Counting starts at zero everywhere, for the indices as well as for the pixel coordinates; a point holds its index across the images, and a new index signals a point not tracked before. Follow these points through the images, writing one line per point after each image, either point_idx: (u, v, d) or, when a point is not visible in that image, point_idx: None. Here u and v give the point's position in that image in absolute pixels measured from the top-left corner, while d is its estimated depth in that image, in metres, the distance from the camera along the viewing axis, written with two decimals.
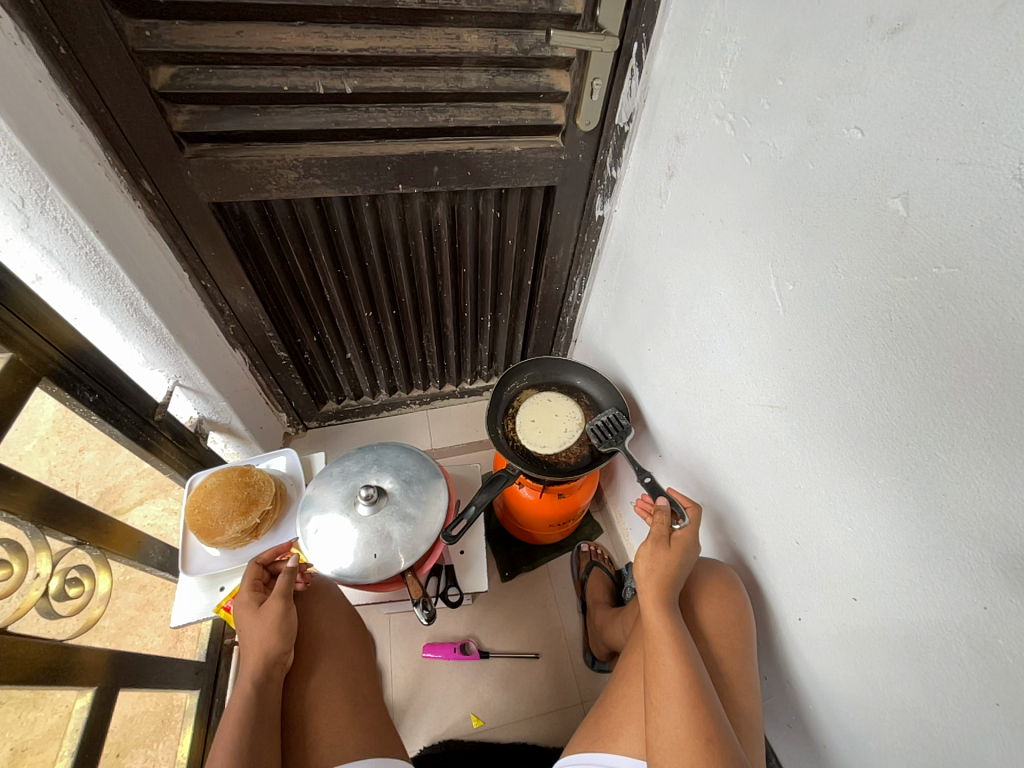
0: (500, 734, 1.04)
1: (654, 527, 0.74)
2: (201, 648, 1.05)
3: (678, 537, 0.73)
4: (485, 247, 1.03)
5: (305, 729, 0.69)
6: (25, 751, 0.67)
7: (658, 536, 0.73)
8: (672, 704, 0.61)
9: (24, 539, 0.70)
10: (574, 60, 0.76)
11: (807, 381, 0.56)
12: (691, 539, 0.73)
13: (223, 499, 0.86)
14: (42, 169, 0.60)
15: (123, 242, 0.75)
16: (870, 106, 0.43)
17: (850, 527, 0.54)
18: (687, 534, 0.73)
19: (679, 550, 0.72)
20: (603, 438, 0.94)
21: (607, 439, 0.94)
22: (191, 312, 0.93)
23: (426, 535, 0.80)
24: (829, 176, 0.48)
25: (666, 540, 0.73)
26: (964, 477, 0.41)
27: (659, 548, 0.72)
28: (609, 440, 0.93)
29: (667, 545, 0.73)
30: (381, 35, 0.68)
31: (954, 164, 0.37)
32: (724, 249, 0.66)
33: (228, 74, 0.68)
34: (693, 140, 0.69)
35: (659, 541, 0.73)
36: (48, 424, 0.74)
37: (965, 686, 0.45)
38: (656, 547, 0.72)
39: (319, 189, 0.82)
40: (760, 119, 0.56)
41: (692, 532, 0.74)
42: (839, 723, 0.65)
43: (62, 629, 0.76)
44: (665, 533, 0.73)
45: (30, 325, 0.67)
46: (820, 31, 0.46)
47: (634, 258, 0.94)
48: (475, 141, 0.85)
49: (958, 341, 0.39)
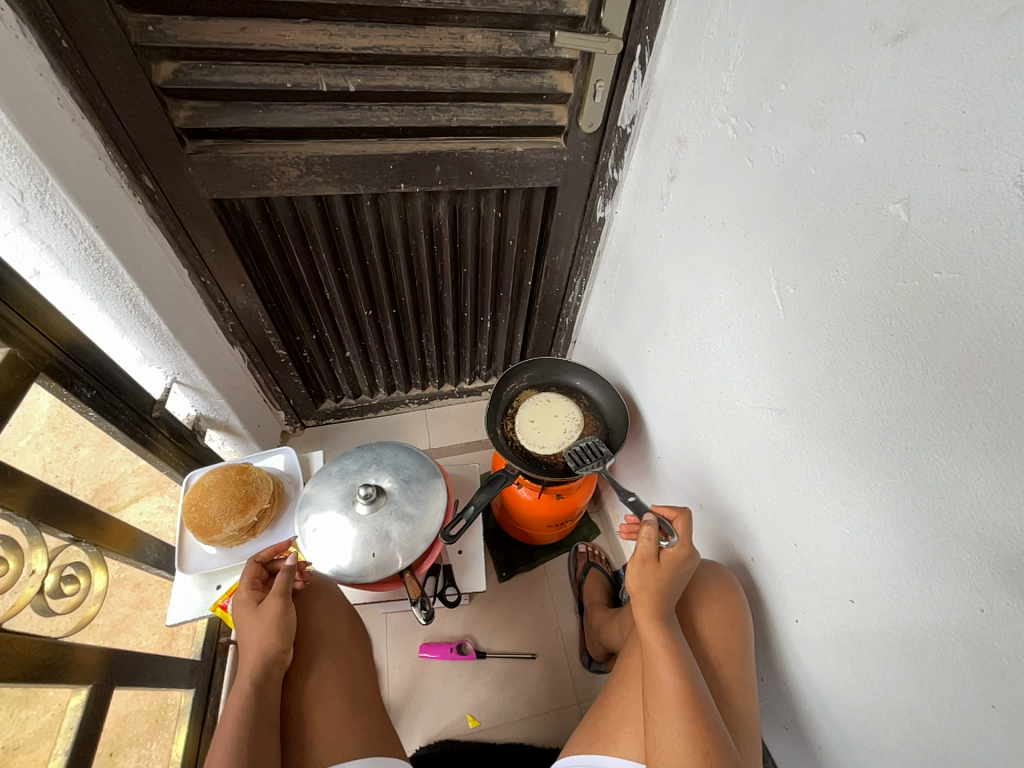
0: (496, 735, 1.04)
1: (641, 545, 0.72)
2: (196, 647, 1.05)
3: (666, 554, 0.71)
4: (485, 247, 1.03)
5: (304, 728, 0.68)
6: (16, 750, 0.66)
7: (646, 554, 0.72)
8: (669, 717, 0.61)
9: (20, 535, 0.70)
10: (578, 61, 0.76)
11: (807, 385, 0.56)
12: (682, 556, 0.71)
13: (221, 497, 0.86)
14: (42, 163, 0.60)
15: (122, 238, 0.74)
16: (873, 112, 0.43)
17: (848, 528, 0.54)
18: (679, 550, 0.71)
19: (668, 569, 0.71)
20: (581, 462, 0.92)
21: (588, 462, 0.92)
22: (190, 308, 0.92)
23: (425, 535, 0.80)
24: (831, 181, 0.48)
25: (655, 556, 0.71)
26: (963, 480, 0.41)
27: (648, 565, 0.71)
28: (592, 462, 0.91)
29: (657, 561, 0.71)
30: (385, 33, 0.68)
31: (955, 171, 0.37)
32: (724, 251, 0.67)
33: (230, 70, 0.68)
34: (695, 143, 0.70)
35: (646, 560, 0.71)
36: (42, 420, 0.73)
37: (961, 688, 0.46)
38: (643, 566, 0.71)
39: (320, 187, 0.82)
40: (762, 123, 0.56)
41: (682, 548, 0.71)
42: (836, 725, 0.65)
43: (56, 626, 0.75)
44: (654, 551, 0.72)
45: (28, 320, 0.66)
46: (823, 37, 0.46)
47: (634, 260, 0.95)
48: (478, 141, 0.85)
49: (958, 346, 0.39)
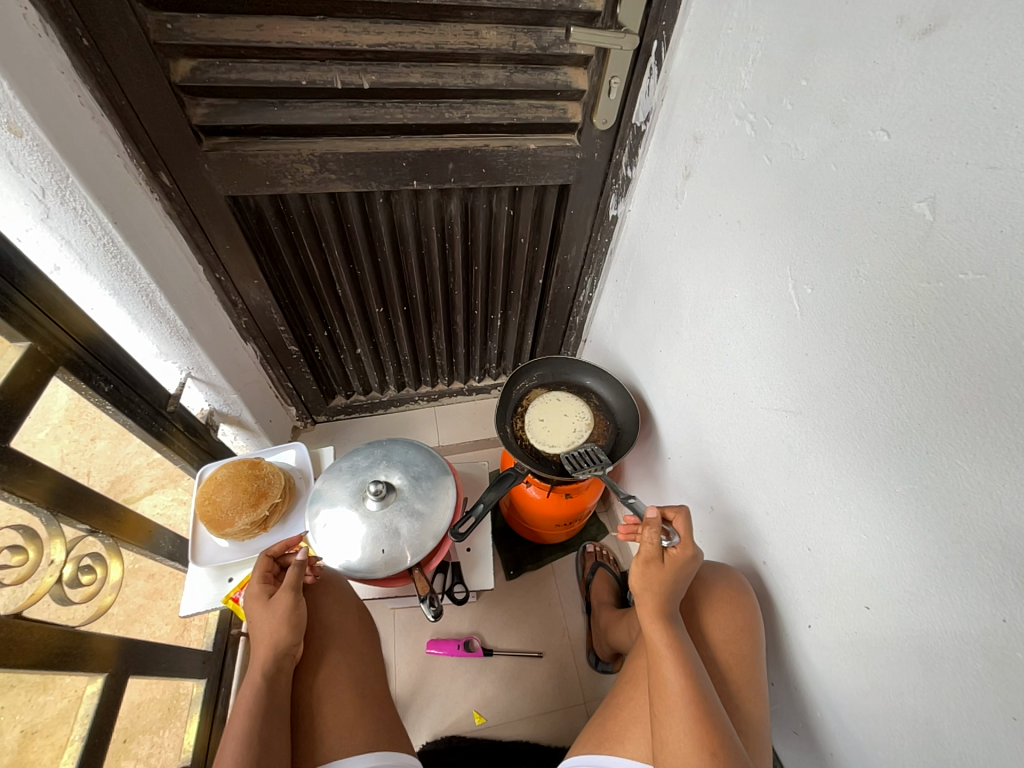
0: (502, 732, 1.04)
1: (644, 546, 0.71)
2: (208, 637, 1.06)
3: (670, 554, 0.71)
4: (497, 245, 1.03)
5: (314, 721, 0.69)
6: (34, 734, 0.68)
7: (649, 555, 0.71)
8: (676, 718, 0.61)
9: (39, 526, 0.71)
10: (593, 58, 0.75)
11: (823, 386, 0.55)
12: (685, 556, 0.70)
13: (233, 490, 0.87)
14: (63, 160, 0.61)
15: (139, 233, 0.75)
16: (898, 108, 0.42)
17: (863, 533, 0.54)
18: (682, 551, 0.70)
19: (672, 569, 0.70)
20: (579, 466, 0.91)
21: (586, 467, 0.91)
22: (205, 304, 0.93)
23: (435, 532, 0.80)
24: (853, 179, 0.47)
25: (658, 557, 0.71)
26: (987, 487, 0.40)
27: (651, 565, 0.71)
28: (589, 467, 0.90)
29: (660, 561, 0.71)
30: (400, 30, 0.68)
31: (983, 168, 0.36)
32: (741, 250, 0.66)
33: (247, 68, 0.68)
34: (712, 141, 0.69)
35: (650, 561, 0.71)
36: (60, 412, 0.74)
37: (979, 698, 0.45)
38: (647, 567, 0.70)
39: (334, 184, 0.82)
40: (781, 120, 0.56)
41: (685, 549, 0.71)
42: (848, 732, 0.64)
43: (73, 615, 0.76)
44: (657, 551, 0.71)
45: (48, 315, 0.67)
46: (846, 32, 0.46)
47: (646, 259, 0.94)
48: (491, 138, 0.84)
49: (984, 349, 0.38)
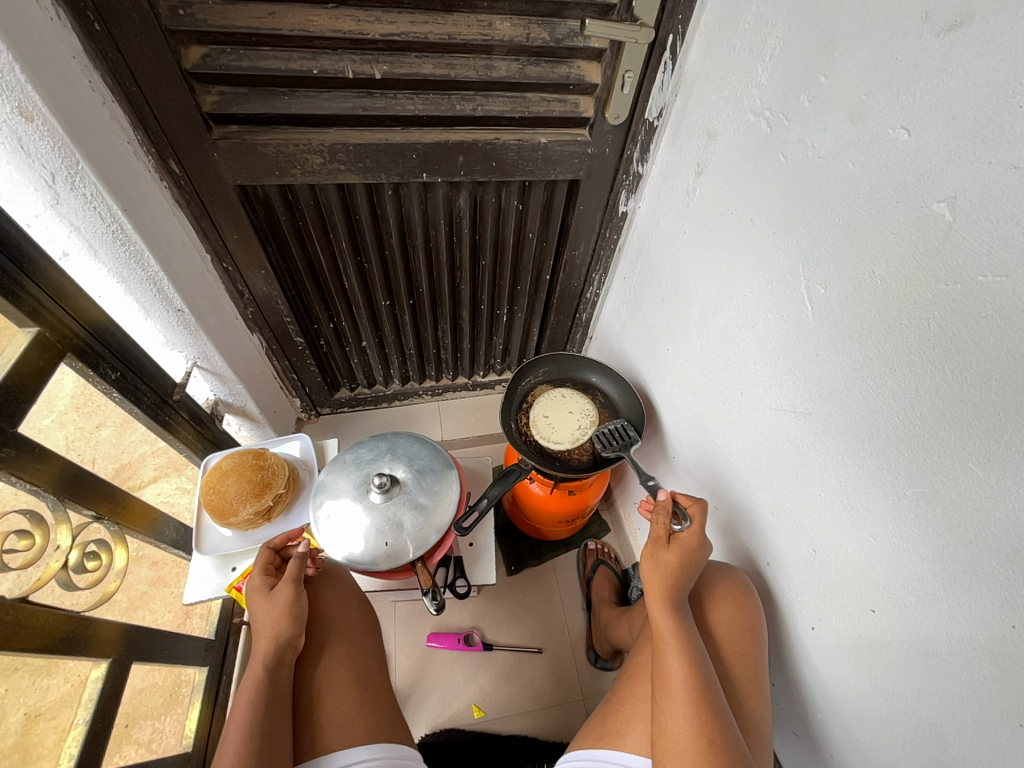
0: (501, 726, 1.04)
1: (653, 527, 0.72)
2: (210, 625, 1.07)
3: (678, 538, 0.71)
4: (505, 239, 1.02)
5: (316, 714, 0.69)
6: (37, 717, 0.68)
7: (657, 537, 0.72)
8: (677, 703, 0.61)
9: (46, 510, 0.72)
10: (607, 51, 0.75)
11: (833, 389, 0.54)
12: (692, 543, 0.71)
13: (238, 481, 0.87)
14: (73, 145, 0.60)
15: (147, 221, 0.75)
16: (920, 107, 0.41)
17: (870, 537, 0.53)
18: (690, 535, 0.71)
19: (681, 550, 0.70)
20: (606, 445, 0.93)
21: (612, 446, 0.93)
22: (212, 294, 0.94)
23: (437, 526, 0.80)
24: (872, 177, 0.46)
25: (666, 540, 0.72)
26: (1001, 493, 0.40)
27: (658, 548, 0.71)
28: (616, 446, 0.92)
29: (667, 545, 0.71)
30: (413, 20, 0.68)
31: (1008, 169, 0.36)
32: (752, 249, 0.65)
33: (258, 55, 0.68)
34: (726, 138, 0.68)
35: (658, 542, 0.72)
36: (66, 399, 0.74)
37: (984, 703, 0.44)
38: (656, 547, 0.71)
39: (342, 175, 0.82)
40: (798, 116, 0.55)
41: (693, 535, 0.71)
42: (848, 732, 0.64)
43: (78, 600, 0.77)
44: (664, 533, 0.72)
45: (57, 301, 0.67)
46: (869, 26, 0.45)
47: (656, 256, 0.93)
48: (501, 131, 0.84)
49: (1002, 351, 0.38)
